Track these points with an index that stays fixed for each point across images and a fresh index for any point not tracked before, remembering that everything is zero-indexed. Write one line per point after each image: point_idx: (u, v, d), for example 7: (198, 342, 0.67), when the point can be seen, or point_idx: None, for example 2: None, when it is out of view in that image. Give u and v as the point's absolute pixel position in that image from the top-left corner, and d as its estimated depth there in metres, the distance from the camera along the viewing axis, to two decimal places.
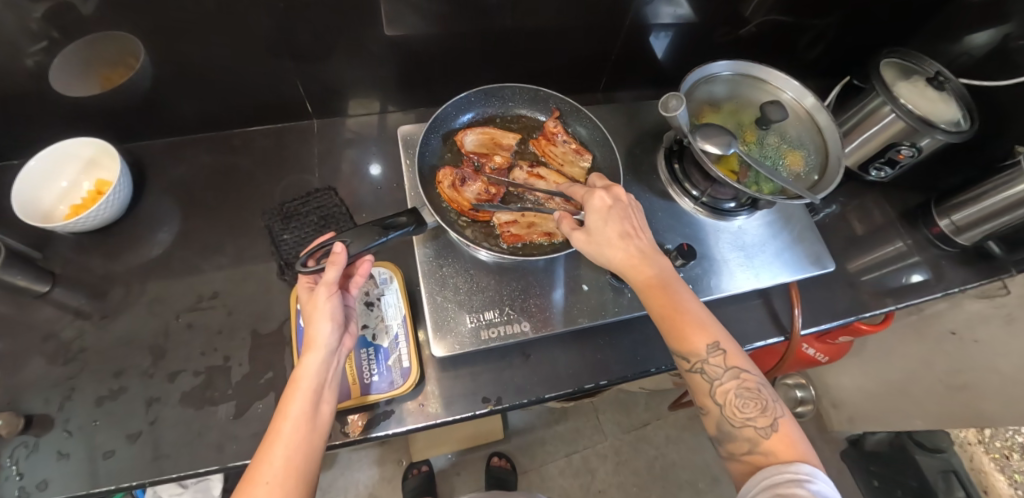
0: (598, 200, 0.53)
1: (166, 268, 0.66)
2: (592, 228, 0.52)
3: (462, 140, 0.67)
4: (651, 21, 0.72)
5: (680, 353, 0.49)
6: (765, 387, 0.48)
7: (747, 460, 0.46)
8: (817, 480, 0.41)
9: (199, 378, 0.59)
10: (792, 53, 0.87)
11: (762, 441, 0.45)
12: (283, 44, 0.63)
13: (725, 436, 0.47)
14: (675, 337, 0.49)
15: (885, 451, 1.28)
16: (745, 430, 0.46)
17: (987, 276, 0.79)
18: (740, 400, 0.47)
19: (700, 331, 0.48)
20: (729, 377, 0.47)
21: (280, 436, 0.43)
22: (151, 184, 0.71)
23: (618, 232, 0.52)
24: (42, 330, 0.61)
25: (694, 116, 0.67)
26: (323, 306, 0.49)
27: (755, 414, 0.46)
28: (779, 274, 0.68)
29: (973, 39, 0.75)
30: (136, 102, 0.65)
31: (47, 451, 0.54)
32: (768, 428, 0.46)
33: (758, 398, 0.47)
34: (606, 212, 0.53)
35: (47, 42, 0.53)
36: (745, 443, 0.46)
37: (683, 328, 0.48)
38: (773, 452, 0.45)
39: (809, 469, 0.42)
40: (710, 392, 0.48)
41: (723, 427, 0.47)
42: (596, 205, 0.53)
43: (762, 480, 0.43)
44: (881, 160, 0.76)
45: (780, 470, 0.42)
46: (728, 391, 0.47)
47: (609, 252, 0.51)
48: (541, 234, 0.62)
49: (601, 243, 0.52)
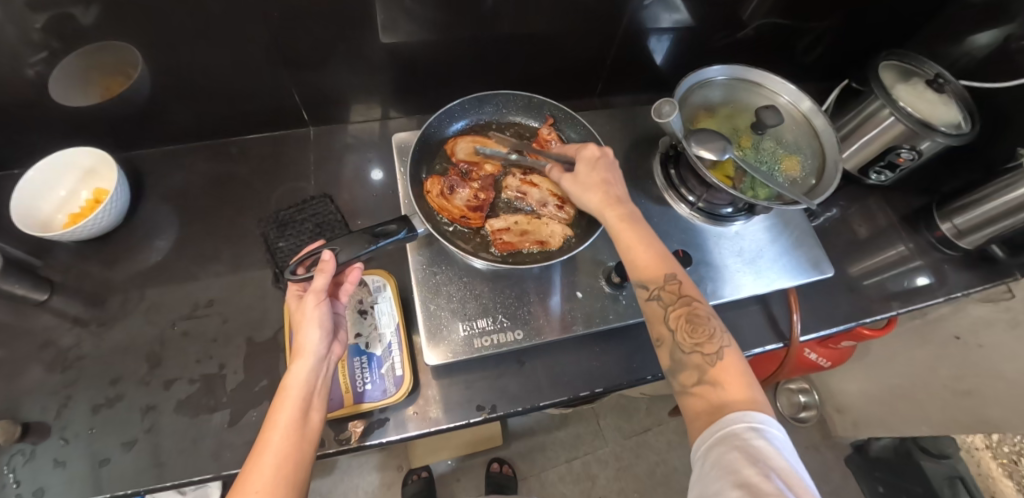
0: (588, 151, 0.59)
1: (164, 276, 0.67)
2: (578, 172, 0.58)
3: (453, 150, 0.66)
4: (649, 26, 0.72)
5: (639, 282, 0.51)
6: (716, 320, 0.48)
7: (696, 391, 0.45)
8: (771, 427, 0.39)
9: (195, 385, 0.59)
10: (791, 56, 0.86)
11: (709, 368, 0.45)
12: (280, 53, 0.63)
13: (677, 366, 0.47)
14: (637, 266, 0.51)
15: (889, 457, 1.25)
16: (693, 355, 0.46)
17: (991, 279, 0.78)
18: (692, 326, 0.48)
19: (660, 262, 0.51)
20: (680, 305, 0.49)
21: (269, 445, 0.43)
22: (150, 191, 0.72)
23: (599, 178, 0.57)
24: (40, 338, 0.61)
25: (688, 121, 0.67)
26: (312, 314, 0.49)
27: (702, 340, 0.47)
28: (778, 279, 0.67)
29: (975, 40, 0.74)
30: (135, 112, 0.66)
31: (43, 459, 0.55)
32: (716, 355, 0.46)
33: (707, 326, 0.48)
34: (594, 161, 0.58)
35: (48, 52, 0.54)
36: (694, 371, 0.45)
37: (644, 258, 0.51)
38: (718, 380, 0.44)
39: (763, 415, 0.40)
40: (665, 318, 0.49)
41: (675, 355, 0.47)
42: (585, 155, 0.59)
43: (718, 431, 0.40)
44: (881, 163, 0.75)
45: (736, 418, 0.40)
46: (680, 317, 0.48)
47: (588, 192, 0.56)
48: (534, 242, 0.62)
49: (582, 185, 0.57)
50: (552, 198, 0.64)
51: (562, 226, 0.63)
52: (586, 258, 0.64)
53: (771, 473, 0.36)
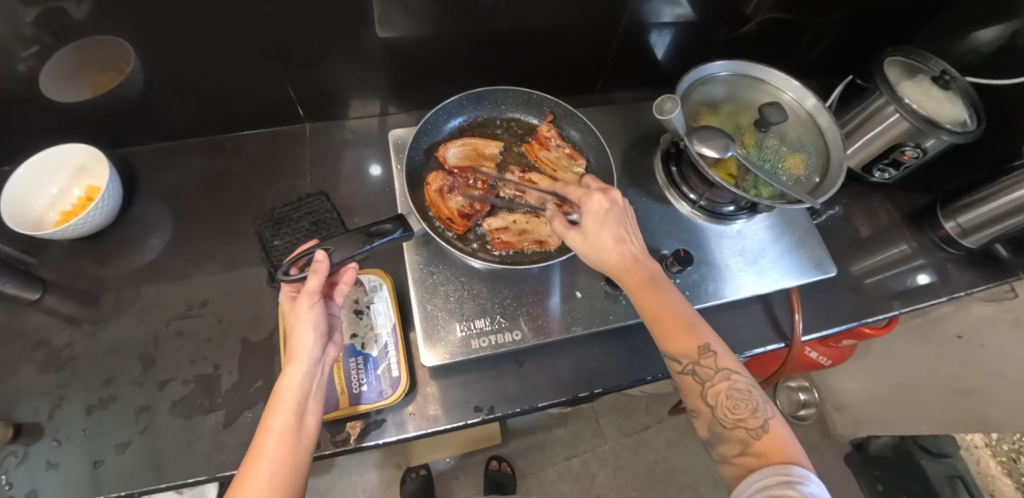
0: (594, 202, 0.52)
1: (158, 274, 0.66)
2: (587, 232, 0.51)
3: (444, 155, 0.65)
4: (650, 20, 0.71)
5: (671, 357, 0.48)
6: (755, 388, 0.47)
7: (738, 462, 0.45)
8: (810, 482, 0.40)
9: (189, 386, 0.59)
10: (794, 52, 0.85)
11: (753, 443, 0.45)
12: (276, 48, 0.62)
13: (717, 437, 0.47)
14: (667, 340, 0.48)
15: (888, 455, 1.24)
16: (736, 431, 0.46)
17: (994, 279, 0.77)
18: (732, 401, 0.46)
19: (692, 334, 0.48)
20: (718, 380, 0.47)
21: (263, 451, 0.42)
22: (144, 189, 0.71)
23: (613, 236, 0.51)
24: (33, 338, 0.61)
25: (690, 118, 0.66)
26: (305, 316, 0.48)
27: (745, 415, 0.46)
28: (780, 279, 0.67)
29: (980, 36, 0.72)
30: (129, 108, 0.64)
31: (36, 461, 0.54)
32: (760, 429, 0.45)
33: (748, 399, 0.46)
34: (603, 216, 0.51)
35: (39, 47, 0.53)
36: (736, 445, 0.45)
37: (674, 333, 0.48)
38: (764, 454, 0.44)
39: (802, 470, 0.41)
40: (701, 394, 0.47)
41: (715, 428, 0.47)
42: (592, 208, 0.52)
43: (756, 481, 0.42)
44: (885, 161, 0.74)
45: (772, 470, 0.41)
46: (719, 392, 0.47)
47: (603, 254, 0.51)
48: (532, 241, 0.61)
49: (595, 246, 0.51)
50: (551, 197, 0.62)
51: None
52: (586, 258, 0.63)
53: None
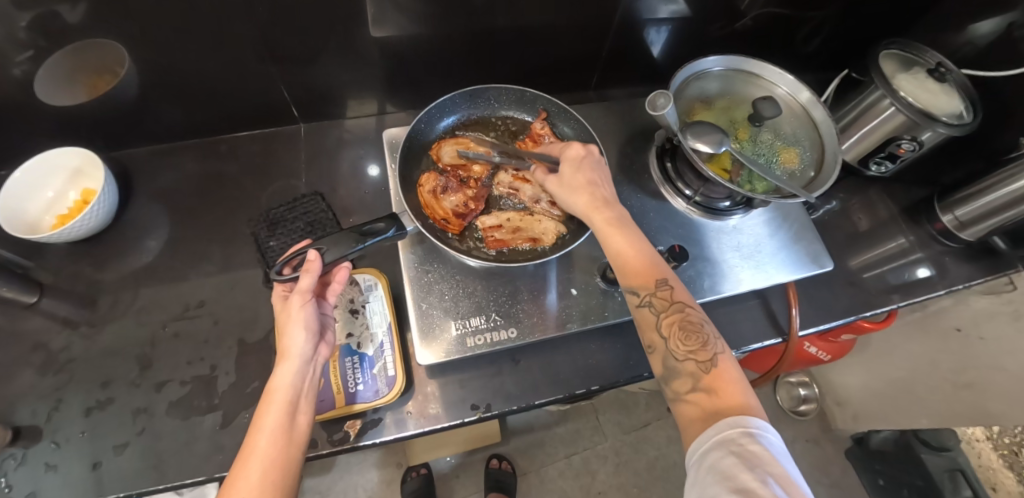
0: (573, 150, 0.58)
1: (155, 276, 0.66)
2: (564, 174, 0.57)
3: (438, 155, 0.65)
4: (645, 17, 0.71)
5: (630, 288, 0.49)
6: (708, 326, 0.48)
7: (691, 399, 0.44)
8: (766, 432, 0.39)
9: (186, 387, 0.59)
10: (789, 46, 0.85)
11: (703, 375, 0.44)
12: (269, 49, 0.62)
13: (670, 372, 0.46)
14: (626, 270, 0.50)
15: (889, 450, 1.22)
16: (686, 363, 0.45)
17: (993, 272, 0.77)
18: (685, 333, 0.47)
19: (650, 268, 0.50)
20: (672, 312, 0.48)
21: (255, 450, 0.43)
22: (140, 191, 0.71)
23: (586, 179, 0.55)
24: (30, 341, 0.61)
25: (684, 114, 0.65)
26: (297, 315, 0.48)
27: (696, 347, 0.46)
28: (776, 273, 0.66)
29: (977, 28, 0.72)
30: (124, 110, 0.64)
31: (34, 464, 0.54)
32: (710, 363, 0.45)
33: (700, 333, 0.47)
34: (579, 162, 0.57)
35: (34, 51, 0.53)
36: (688, 379, 0.45)
37: (633, 265, 0.50)
38: (714, 388, 0.43)
39: (756, 420, 0.39)
40: (657, 325, 0.48)
41: (668, 362, 0.46)
42: (570, 155, 0.58)
43: (714, 435, 0.39)
44: (881, 155, 0.74)
45: (730, 422, 0.39)
46: (672, 324, 0.47)
47: (575, 194, 0.55)
48: (527, 239, 0.61)
49: (569, 187, 0.56)
50: (545, 194, 0.63)
51: (555, 223, 0.62)
52: (582, 255, 0.63)
53: (768, 479, 0.35)
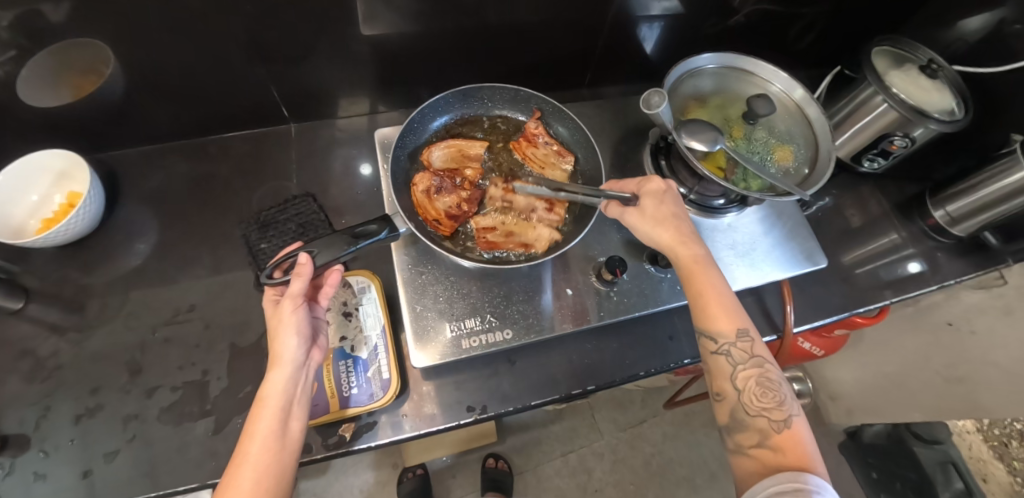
0: (653, 184, 0.56)
1: (144, 280, 0.65)
2: (645, 207, 0.55)
3: (429, 159, 0.64)
4: (637, 14, 0.70)
5: (707, 333, 0.50)
6: (786, 385, 0.48)
7: (754, 454, 0.45)
8: (824, 492, 0.40)
9: (178, 392, 0.58)
10: (782, 43, 0.85)
11: (773, 434, 0.45)
12: (259, 48, 0.61)
13: (737, 425, 0.47)
14: (705, 317, 0.51)
15: (882, 443, 1.22)
16: (758, 419, 0.46)
17: (984, 267, 0.77)
18: (760, 389, 0.47)
19: (732, 317, 0.50)
20: (751, 365, 0.48)
21: (247, 458, 0.42)
22: (128, 194, 0.70)
23: (669, 215, 0.54)
24: (17, 348, 0.60)
25: (679, 112, 0.65)
26: (288, 320, 0.48)
27: (771, 405, 0.47)
28: (771, 271, 0.67)
29: (967, 24, 0.72)
30: (109, 111, 0.63)
31: (22, 473, 0.53)
32: (783, 423, 0.46)
33: (777, 391, 0.47)
34: (661, 196, 0.55)
35: (16, 51, 0.51)
36: (755, 434, 0.46)
37: (713, 311, 0.50)
38: (781, 448, 0.44)
39: (816, 479, 0.40)
40: (731, 376, 0.49)
41: (737, 415, 0.47)
42: (651, 188, 0.56)
43: (768, 486, 0.41)
44: (874, 151, 0.74)
45: (786, 478, 0.41)
46: (748, 377, 0.48)
47: (657, 230, 0.54)
48: (518, 244, 0.60)
49: (651, 220, 0.54)
50: (540, 202, 0.62)
51: (550, 230, 0.61)
52: (577, 255, 0.63)
53: None
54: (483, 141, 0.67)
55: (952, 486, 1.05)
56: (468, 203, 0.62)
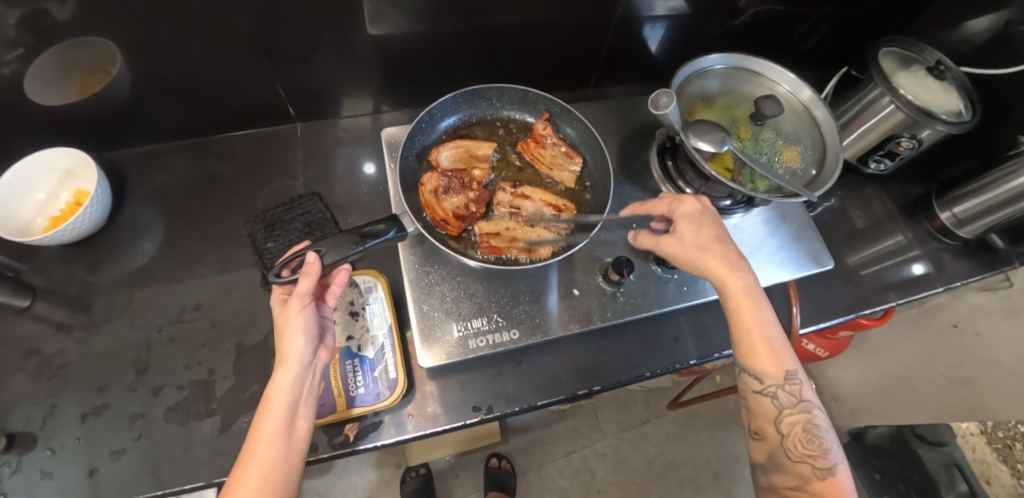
0: (687, 206, 0.55)
1: (150, 279, 0.65)
2: (684, 235, 0.54)
3: (437, 158, 0.64)
4: (644, 14, 0.70)
5: (752, 373, 0.51)
6: (830, 430, 0.49)
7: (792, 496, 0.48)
8: None
9: (184, 391, 0.58)
10: (788, 43, 0.85)
11: (814, 482, 0.47)
12: (265, 47, 0.61)
13: (777, 465, 0.49)
14: (753, 356, 0.50)
15: (886, 444, 1.21)
16: (799, 465, 0.48)
17: (989, 268, 0.77)
18: (805, 435, 0.49)
19: (780, 359, 0.50)
20: (797, 410, 0.49)
21: (254, 458, 0.42)
22: (134, 193, 0.70)
23: (711, 241, 0.52)
24: (24, 346, 0.60)
25: (686, 113, 0.65)
26: (295, 319, 0.48)
27: (815, 453, 0.48)
28: (777, 272, 0.67)
29: (974, 25, 0.72)
30: (115, 110, 0.63)
31: (29, 471, 0.53)
32: (827, 470, 0.47)
33: (822, 438, 0.48)
34: (697, 218, 0.54)
35: (23, 49, 0.51)
36: (795, 479, 0.48)
37: (762, 352, 0.50)
38: (820, 495, 0.47)
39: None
40: (775, 419, 0.50)
41: (778, 457, 0.49)
42: (685, 211, 0.54)
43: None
44: (881, 152, 0.74)
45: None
46: (793, 422, 0.49)
47: (701, 259, 0.52)
48: (520, 249, 0.60)
49: (693, 249, 0.53)
50: (547, 209, 0.62)
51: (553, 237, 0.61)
52: (583, 255, 0.63)
53: None
54: (490, 142, 0.66)
55: (956, 489, 1.04)
56: (476, 204, 0.61)
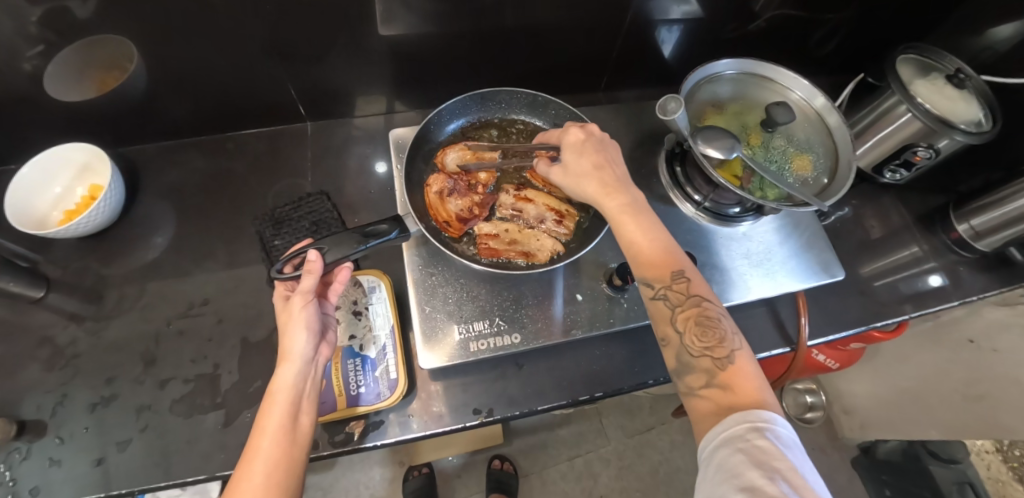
0: (571, 136, 0.55)
1: (161, 272, 0.66)
2: (569, 163, 0.54)
3: (443, 161, 0.64)
4: (656, 17, 0.69)
5: (644, 281, 0.48)
6: (726, 320, 0.46)
7: (704, 395, 0.43)
8: (776, 426, 0.38)
9: (190, 385, 0.59)
10: (804, 48, 0.83)
11: (719, 372, 0.43)
12: (278, 47, 0.62)
13: (684, 367, 0.45)
14: (642, 263, 0.48)
15: (897, 460, 1.21)
16: (702, 359, 0.44)
17: (1007, 283, 0.75)
18: (700, 327, 0.45)
19: (666, 260, 0.47)
20: (688, 305, 0.46)
21: (259, 452, 0.43)
22: (147, 187, 0.71)
23: (592, 163, 0.52)
24: (37, 335, 0.61)
25: (695, 118, 0.64)
26: (298, 316, 0.48)
27: (713, 344, 0.44)
28: (787, 281, 0.65)
29: (997, 32, 0.70)
30: (131, 107, 0.64)
31: (38, 458, 0.54)
32: (726, 359, 0.44)
33: (717, 327, 0.45)
34: (581, 147, 0.54)
35: (44, 46, 0.53)
36: (702, 375, 0.43)
37: (650, 257, 0.48)
38: (729, 386, 0.42)
39: (768, 415, 0.38)
40: (671, 319, 0.46)
41: (682, 358, 0.45)
42: (569, 141, 0.55)
43: (722, 433, 0.39)
44: (897, 162, 0.72)
45: (739, 419, 0.38)
46: (688, 317, 0.46)
47: (585, 182, 0.52)
48: (519, 253, 0.60)
49: (575, 175, 0.53)
50: (549, 213, 0.62)
51: (553, 241, 0.61)
52: (588, 261, 0.63)
53: (776, 475, 0.35)
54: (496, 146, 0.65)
55: None
56: (480, 207, 0.62)
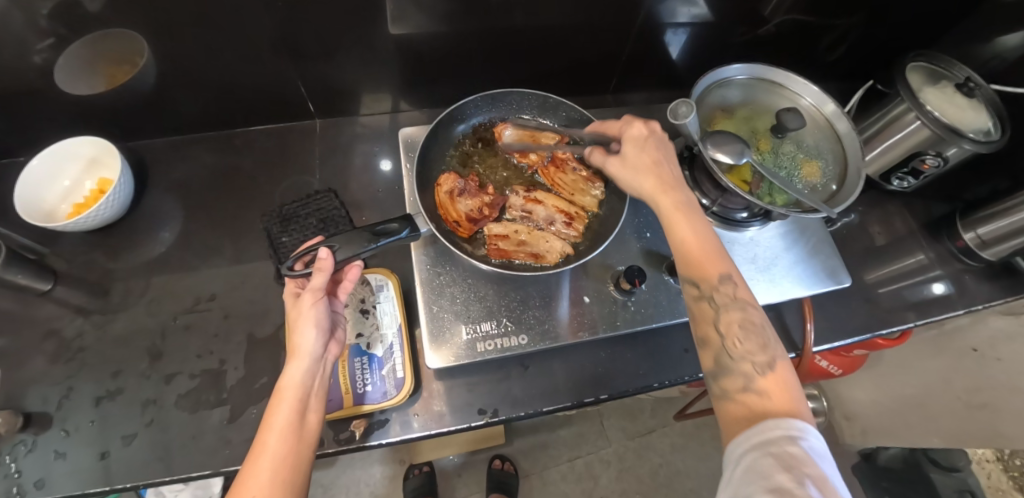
0: (635, 130, 0.55)
1: (167, 267, 0.66)
2: (627, 155, 0.54)
3: (501, 132, 0.66)
4: (666, 20, 0.69)
5: (691, 279, 0.48)
6: (768, 328, 0.46)
7: (738, 398, 0.42)
8: (810, 436, 0.38)
9: (196, 380, 0.59)
10: (812, 54, 0.83)
11: (756, 377, 0.43)
12: (288, 44, 0.62)
13: (722, 369, 0.44)
14: (689, 261, 0.48)
15: (898, 466, 1.18)
16: (741, 363, 0.44)
17: (1012, 292, 0.75)
18: (743, 332, 0.45)
19: (715, 261, 0.47)
20: (734, 308, 0.46)
21: (265, 449, 0.43)
22: (155, 181, 0.71)
23: (652, 159, 0.53)
24: (42, 328, 0.61)
25: (705, 123, 0.64)
26: (307, 313, 0.48)
27: (754, 349, 0.44)
28: (793, 287, 0.65)
29: (1005, 41, 0.70)
30: (141, 101, 0.64)
31: (44, 451, 0.55)
32: (766, 365, 0.43)
33: (761, 334, 0.45)
34: (642, 141, 0.54)
35: (55, 39, 0.53)
36: (739, 378, 0.43)
37: (699, 256, 0.48)
38: (766, 392, 0.42)
39: (802, 425, 0.38)
40: (714, 319, 0.46)
41: (721, 359, 0.45)
42: (632, 134, 0.55)
43: (753, 437, 0.38)
44: (904, 170, 0.72)
45: (772, 425, 0.38)
46: (732, 320, 0.46)
47: (640, 177, 0.52)
48: (528, 254, 0.60)
49: (633, 168, 0.53)
50: (559, 215, 0.62)
51: (562, 243, 0.61)
52: (595, 263, 0.63)
53: (806, 481, 0.35)
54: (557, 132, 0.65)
55: None
56: (490, 208, 0.62)
